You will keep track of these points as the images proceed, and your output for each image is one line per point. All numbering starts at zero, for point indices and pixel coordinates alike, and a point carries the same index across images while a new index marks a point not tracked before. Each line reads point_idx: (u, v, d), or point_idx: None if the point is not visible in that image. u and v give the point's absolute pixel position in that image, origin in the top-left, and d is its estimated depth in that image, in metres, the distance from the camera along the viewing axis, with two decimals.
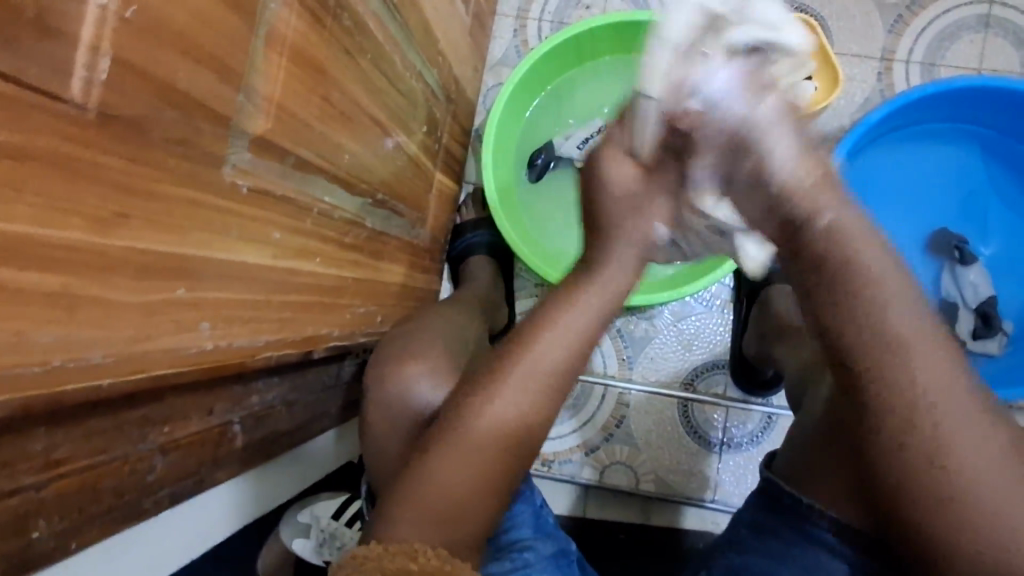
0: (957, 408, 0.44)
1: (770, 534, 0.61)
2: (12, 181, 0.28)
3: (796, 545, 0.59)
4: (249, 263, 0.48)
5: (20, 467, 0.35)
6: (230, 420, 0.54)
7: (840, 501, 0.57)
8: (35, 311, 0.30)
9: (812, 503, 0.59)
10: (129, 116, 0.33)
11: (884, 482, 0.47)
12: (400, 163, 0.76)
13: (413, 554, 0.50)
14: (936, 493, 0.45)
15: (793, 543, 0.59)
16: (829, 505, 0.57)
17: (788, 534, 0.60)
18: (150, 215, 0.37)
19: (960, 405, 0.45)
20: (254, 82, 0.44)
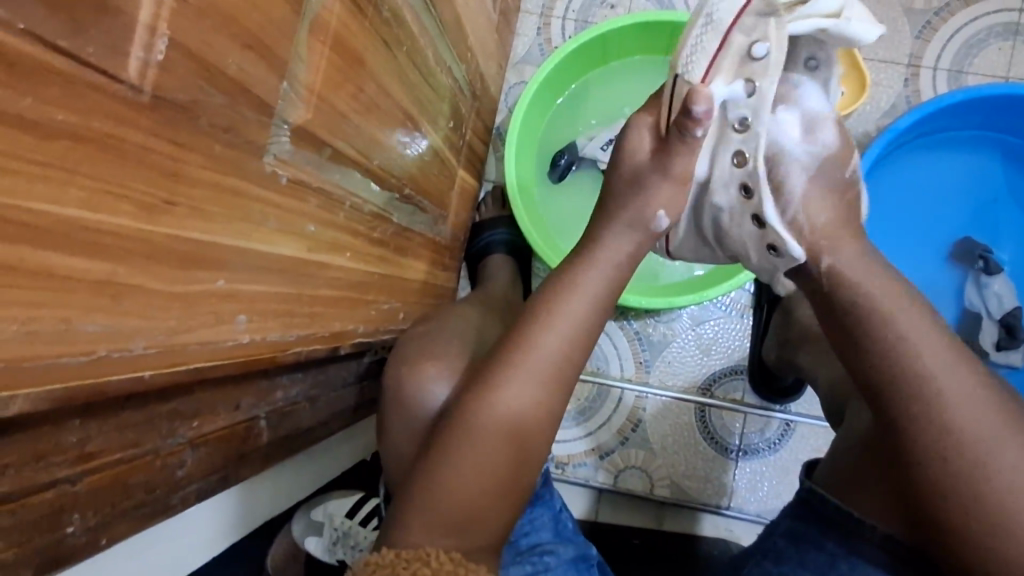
0: (972, 418, 0.48)
1: (810, 546, 0.60)
2: (65, 163, 0.26)
3: (836, 556, 0.58)
4: (285, 255, 0.47)
5: (54, 460, 0.34)
6: (257, 415, 0.53)
7: (875, 510, 0.56)
8: (82, 299, 0.29)
9: (857, 516, 0.57)
10: (179, 99, 0.32)
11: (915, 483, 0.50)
12: (427, 159, 0.75)
13: (427, 559, 0.49)
14: (962, 492, 0.48)
15: (835, 555, 0.58)
16: (867, 514, 0.56)
17: (830, 546, 0.59)
18: (195, 203, 0.35)
19: (976, 415, 0.48)
20: (297, 70, 0.43)
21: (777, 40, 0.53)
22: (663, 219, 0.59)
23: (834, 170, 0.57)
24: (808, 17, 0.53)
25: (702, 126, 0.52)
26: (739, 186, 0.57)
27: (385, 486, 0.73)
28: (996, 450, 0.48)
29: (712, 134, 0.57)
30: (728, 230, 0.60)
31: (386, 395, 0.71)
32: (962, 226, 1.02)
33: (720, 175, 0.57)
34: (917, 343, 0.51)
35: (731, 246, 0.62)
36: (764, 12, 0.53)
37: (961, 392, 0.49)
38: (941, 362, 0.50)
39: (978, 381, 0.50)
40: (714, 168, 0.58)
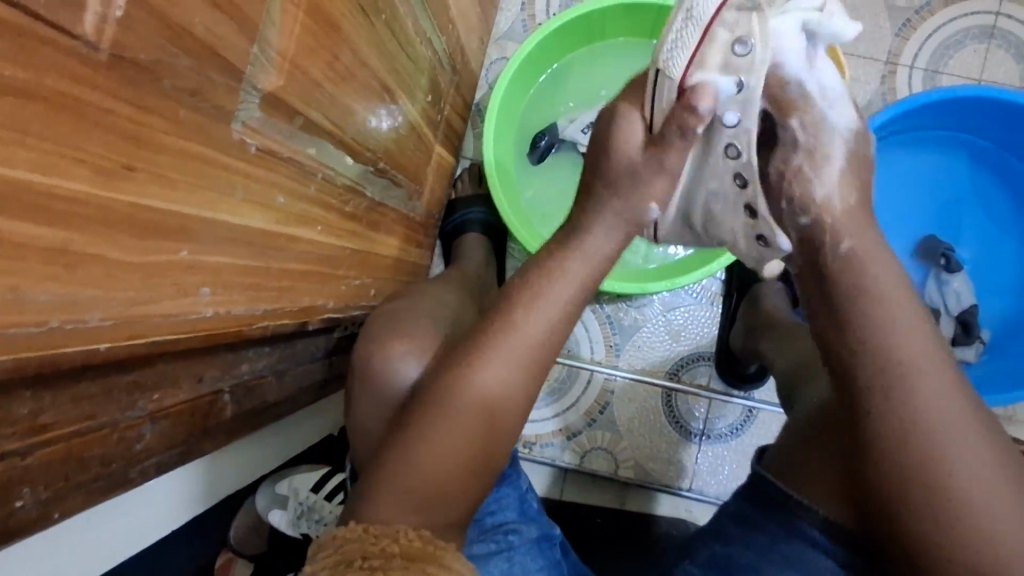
0: (947, 417, 0.49)
1: (751, 527, 0.62)
2: (14, 122, 0.25)
3: (777, 539, 0.60)
4: (252, 228, 0.46)
5: (4, 431, 0.33)
6: (221, 389, 0.52)
7: (824, 496, 0.57)
8: (34, 267, 0.28)
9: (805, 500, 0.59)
10: (140, 59, 0.30)
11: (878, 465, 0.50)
12: (404, 133, 0.74)
13: (397, 535, 0.49)
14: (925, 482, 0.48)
15: (776, 537, 0.60)
16: (820, 503, 0.58)
17: (773, 528, 0.60)
18: (156, 170, 0.34)
19: (943, 412, 0.49)
20: (269, 34, 0.41)
21: (762, 37, 0.49)
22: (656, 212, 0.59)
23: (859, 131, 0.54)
24: (788, 19, 0.50)
25: (703, 122, 0.52)
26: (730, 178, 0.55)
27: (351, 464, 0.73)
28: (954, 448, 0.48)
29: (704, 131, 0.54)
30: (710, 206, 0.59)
31: (354, 371, 0.70)
32: (926, 224, 1.04)
33: (719, 158, 0.55)
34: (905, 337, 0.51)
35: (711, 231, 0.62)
36: (746, 9, 0.50)
37: (937, 390, 0.50)
38: (925, 351, 0.51)
39: (951, 375, 0.51)
40: (709, 159, 0.55)
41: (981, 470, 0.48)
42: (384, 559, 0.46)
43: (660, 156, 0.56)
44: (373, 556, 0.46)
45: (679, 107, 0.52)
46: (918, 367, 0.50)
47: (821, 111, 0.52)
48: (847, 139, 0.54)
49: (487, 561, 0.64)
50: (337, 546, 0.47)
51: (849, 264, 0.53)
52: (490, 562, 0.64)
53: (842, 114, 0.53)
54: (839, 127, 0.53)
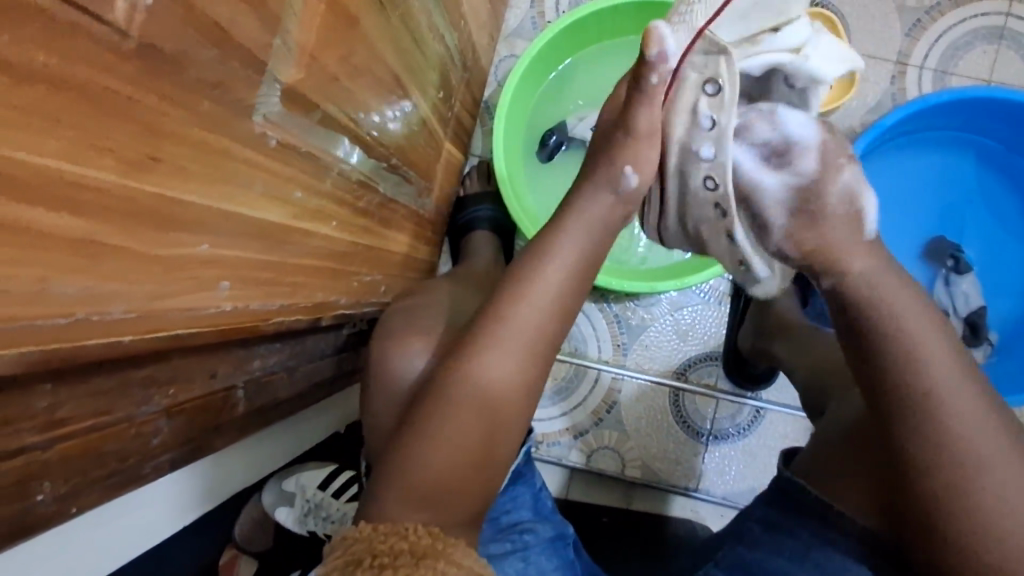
0: (975, 415, 0.50)
1: (787, 534, 0.61)
2: (43, 111, 0.24)
3: (813, 545, 0.60)
4: (269, 222, 0.46)
5: (23, 425, 0.32)
6: (234, 385, 0.52)
7: (849, 501, 0.57)
8: (60, 258, 0.27)
9: (834, 504, 0.58)
10: (166, 49, 0.30)
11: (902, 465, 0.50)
12: (415, 129, 0.73)
13: (405, 533, 0.48)
14: (954, 480, 0.49)
15: (811, 544, 0.60)
16: (846, 506, 0.58)
17: (808, 536, 0.60)
18: (179, 162, 0.34)
19: (970, 410, 0.50)
20: (290, 26, 0.40)
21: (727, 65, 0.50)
22: (631, 176, 0.56)
23: (820, 193, 0.53)
24: (766, 52, 0.52)
25: (657, 72, 0.50)
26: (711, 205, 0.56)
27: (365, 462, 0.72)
28: (984, 447, 0.49)
29: (680, 123, 0.53)
30: (690, 201, 0.57)
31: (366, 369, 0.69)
32: (935, 225, 1.04)
33: (688, 163, 0.55)
34: (931, 337, 0.52)
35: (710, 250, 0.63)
36: (712, 50, 0.50)
37: (964, 390, 0.50)
38: (950, 359, 0.51)
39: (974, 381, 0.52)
40: (684, 176, 0.56)
41: (1010, 474, 0.49)
42: (393, 556, 0.45)
43: (630, 119, 0.53)
44: (383, 554, 0.45)
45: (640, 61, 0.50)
46: (943, 367, 0.51)
47: (753, 166, 0.54)
48: (786, 200, 0.54)
49: (504, 561, 0.64)
50: (345, 547, 0.46)
51: (870, 277, 0.54)
52: (506, 562, 0.64)
53: (790, 172, 0.53)
54: (797, 180, 0.53)
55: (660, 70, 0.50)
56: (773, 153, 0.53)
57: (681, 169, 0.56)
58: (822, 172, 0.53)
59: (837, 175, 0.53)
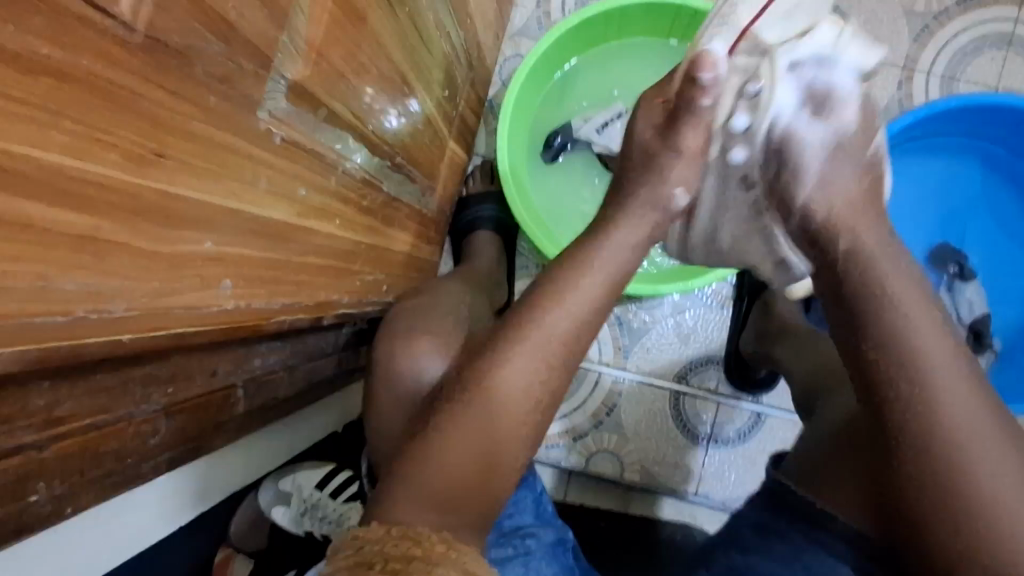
0: (969, 418, 0.49)
1: (776, 537, 0.61)
2: (47, 102, 0.24)
3: (803, 548, 0.59)
4: (274, 220, 0.45)
5: (20, 423, 0.32)
6: (234, 383, 0.51)
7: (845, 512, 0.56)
8: (62, 255, 0.27)
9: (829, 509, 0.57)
10: (174, 43, 0.29)
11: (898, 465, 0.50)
12: (420, 127, 0.73)
13: (418, 538, 0.47)
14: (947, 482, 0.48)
15: (802, 547, 0.59)
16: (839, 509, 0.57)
17: (800, 539, 0.59)
18: (185, 158, 0.33)
19: (965, 412, 0.49)
20: (298, 21, 0.40)
21: (768, 76, 0.54)
22: (681, 197, 0.60)
23: (856, 149, 0.55)
24: (804, 45, 0.53)
25: (708, 94, 0.54)
26: (747, 205, 0.61)
27: (369, 462, 0.72)
28: (977, 450, 0.48)
29: (717, 128, 0.57)
30: (725, 204, 0.62)
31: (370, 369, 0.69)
32: (939, 232, 1.04)
33: (725, 168, 0.59)
34: (931, 337, 0.51)
35: (742, 245, 0.66)
36: (754, 52, 0.55)
37: (962, 394, 0.49)
38: (953, 367, 0.50)
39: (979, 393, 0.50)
40: (721, 177, 0.60)
41: (1004, 479, 0.47)
42: (406, 561, 0.44)
43: (678, 135, 0.58)
44: (394, 560, 0.44)
45: (686, 80, 0.54)
46: (941, 368, 0.50)
47: (797, 113, 0.54)
48: (824, 154, 0.54)
49: (504, 565, 0.63)
50: (358, 547, 0.46)
51: (871, 283, 0.53)
52: (507, 566, 0.63)
53: (834, 121, 0.54)
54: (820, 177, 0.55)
55: (710, 88, 0.53)
56: (810, 124, 0.54)
57: (720, 170, 0.60)
58: (858, 130, 0.55)
59: (868, 142, 0.56)
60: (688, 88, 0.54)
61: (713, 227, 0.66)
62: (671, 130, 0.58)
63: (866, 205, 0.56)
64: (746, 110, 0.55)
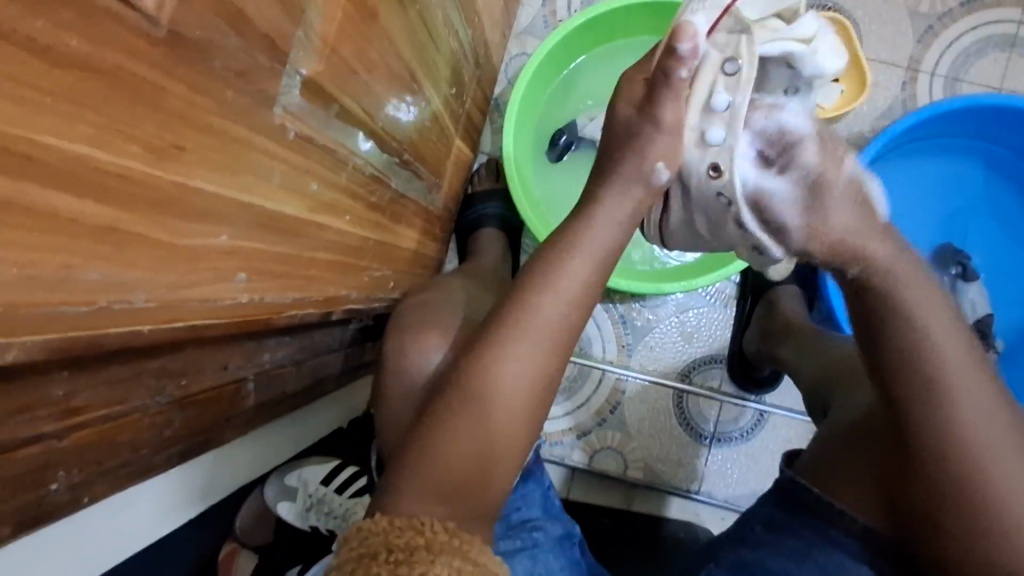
0: (987, 418, 0.50)
1: (789, 534, 0.61)
2: (74, 95, 0.24)
3: (813, 545, 0.59)
4: (286, 214, 0.45)
5: (40, 413, 0.32)
6: (244, 377, 0.52)
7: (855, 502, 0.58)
8: (85, 245, 0.27)
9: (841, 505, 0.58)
10: (194, 37, 0.30)
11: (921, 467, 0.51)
12: (427, 124, 0.73)
13: (420, 528, 0.48)
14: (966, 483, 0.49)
15: (812, 544, 0.59)
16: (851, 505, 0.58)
17: (810, 536, 0.59)
18: (203, 151, 0.33)
19: (984, 414, 0.50)
20: (312, 17, 0.40)
21: (748, 57, 0.53)
22: (663, 172, 0.56)
23: (829, 172, 0.55)
24: (780, 38, 0.54)
25: (686, 65, 0.51)
26: (720, 202, 0.57)
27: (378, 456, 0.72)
28: (994, 450, 0.49)
29: (694, 106, 0.54)
30: (697, 199, 0.59)
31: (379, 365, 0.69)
32: (942, 233, 1.04)
33: (697, 156, 0.56)
34: (950, 339, 0.52)
35: (721, 237, 0.63)
36: (736, 30, 0.53)
37: (980, 396, 0.51)
38: (969, 363, 0.51)
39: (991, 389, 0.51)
40: (689, 170, 0.57)
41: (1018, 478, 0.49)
42: (409, 552, 0.45)
43: (657, 109, 0.54)
44: (399, 550, 0.45)
45: (665, 52, 0.52)
46: (962, 370, 0.51)
47: (758, 174, 0.54)
48: (797, 199, 0.54)
49: (513, 558, 0.63)
50: (361, 539, 0.47)
51: (889, 283, 0.54)
52: (515, 558, 0.63)
53: (796, 169, 0.54)
54: (782, 193, 0.54)
55: (688, 61, 0.51)
56: (773, 148, 0.55)
57: (695, 159, 0.56)
58: (827, 163, 0.54)
59: (840, 166, 0.55)
60: (665, 57, 0.52)
61: (688, 216, 0.62)
62: (650, 104, 0.54)
63: (836, 209, 0.55)
64: (725, 90, 0.53)
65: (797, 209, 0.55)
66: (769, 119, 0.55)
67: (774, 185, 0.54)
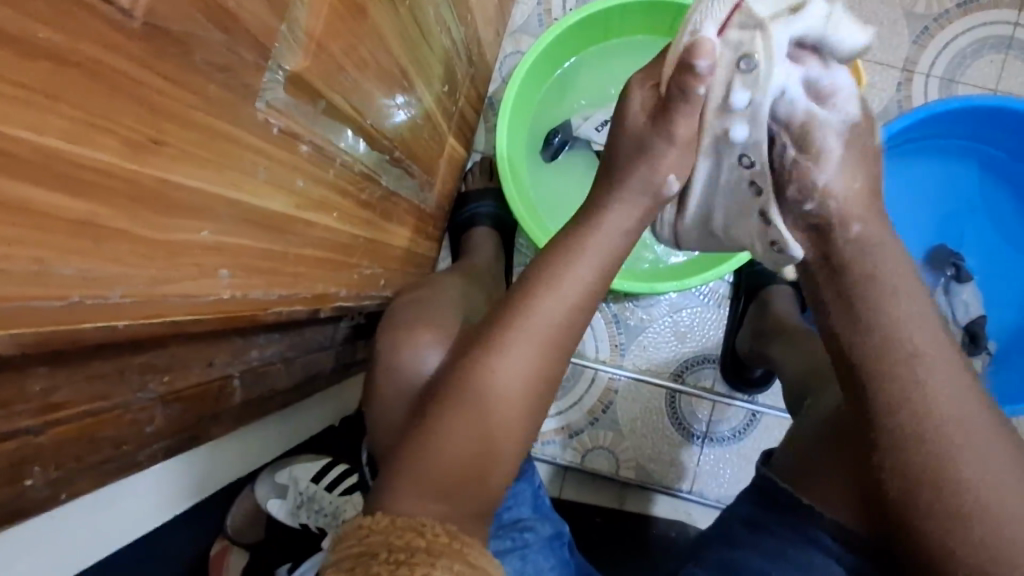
0: (963, 417, 0.49)
1: (764, 532, 0.61)
2: (48, 88, 0.24)
3: (789, 544, 0.58)
4: (273, 210, 0.45)
5: (17, 408, 0.32)
6: (231, 374, 0.51)
7: (832, 503, 0.57)
8: (61, 239, 0.27)
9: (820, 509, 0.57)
10: (173, 30, 0.30)
11: (894, 468, 0.50)
12: (419, 121, 0.73)
13: (421, 530, 0.48)
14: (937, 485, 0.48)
15: (787, 544, 0.59)
16: (829, 508, 0.57)
17: (783, 534, 0.59)
18: (184, 146, 0.33)
19: (958, 412, 0.49)
20: (298, 12, 0.40)
21: (770, 53, 0.48)
22: (674, 184, 0.58)
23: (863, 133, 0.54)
24: (808, 21, 0.48)
25: (704, 82, 0.49)
26: (746, 185, 0.58)
27: (370, 454, 0.72)
28: (969, 448, 0.48)
29: (712, 109, 0.52)
30: (722, 184, 0.59)
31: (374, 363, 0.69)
32: (936, 235, 1.04)
33: (720, 147, 0.55)
34: (921, 335, 0.51)
35: (735, 233, 0.64)
36: (750, 25, 0.48)
37: (953, 392, 0.50)
38: (945, 361, 0.51)
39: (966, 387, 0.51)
40: (716, 160, 0.57)
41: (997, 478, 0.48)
42: (410, 552, 0.45)
43: (670, 125, 0.54)
44: (399, 551, 0.45)
45: (679, 67, 0.50)
46: (935, 368, 0.50)
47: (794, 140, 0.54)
48: (830, 160, 0.54)
49: (504, 558, 0.63)
50: (358, 539, 0.47)
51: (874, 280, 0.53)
52: (506, 557, 0.63)
53: (834, 127, 0.53)
54: (823, 153, 0.54)
55: (706, 76, 0.49)
56: (810, 121, 0.53)
57: (717, 151, 0.56)
58: (859, 125, 0.54)
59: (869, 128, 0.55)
60: (682, 73, 0.49)
61: (705, 209, 0.64)
62: (663, 117, 0.54)
63: (861, 160, 0.55)
64: (747, 85, 0.49)
65: (833, 167, 0.54)
66: (810, 97, 0.52)
67: (810, 152, 0.54)
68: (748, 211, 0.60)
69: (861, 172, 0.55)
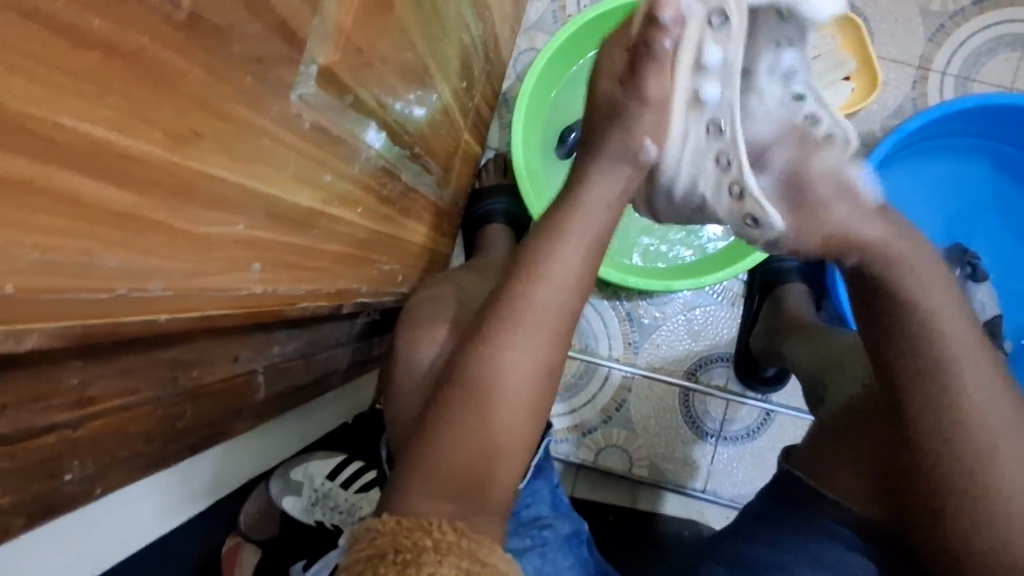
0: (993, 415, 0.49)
1: (782, 527, 0.60)
2: (97, 77, 0.24)
3: (809, 537, 0.58)
4: (301, 205, 0.45)
5: (54, 402, 0.32)
6: (255, 369, 0.51)
7: (852, 489, 0.57)
8: (106, 230, 0.27)
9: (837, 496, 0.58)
10: (214, 21, 0.29)
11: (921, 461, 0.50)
12: (438, 117, 0.73)
13: (429, 529, 0.48)
14: (965, 478, 0.49)
15: (808, 536, 0.58)
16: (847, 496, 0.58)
17: (800, 528, 0.59)
18: (221, 138, 0.33)
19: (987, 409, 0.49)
20: (328, 5, 0.40)
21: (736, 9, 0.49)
22: (651, 149, 0.55)
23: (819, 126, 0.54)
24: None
25: (670, 36, 0.49)
26: (712, 158, 0.54)
27: (388, 451, 0.72)
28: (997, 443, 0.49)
29: (682, 70, 0.50)
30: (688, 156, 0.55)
31: (394, 359, 0.69)
32: (950, 233, 1.03)
33: (692, 118, 0.53)
34: (954, 329, 0.51)
35: (713, 206, 0.59)
36: None
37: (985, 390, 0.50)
38: (970, 348, 0.51)
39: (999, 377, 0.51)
40: (683, 127, 0.54)
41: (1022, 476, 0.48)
42: (417, 552, 0.45)
43: None
44: (406, 550, 0.45)
45: (645, 23, 0.50)
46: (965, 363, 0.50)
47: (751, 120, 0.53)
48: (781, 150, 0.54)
49: (523, 556, 0.63)
50: (368, 541, 0.47)
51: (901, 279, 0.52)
52: (525, 557, 0.63)
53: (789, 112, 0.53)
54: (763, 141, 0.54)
55: (671, 29, 0.49)
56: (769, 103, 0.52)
57: (683, 124, 0.53)
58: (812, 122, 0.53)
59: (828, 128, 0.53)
60: (646, 28, 0.50)
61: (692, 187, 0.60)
62: (635, 79, 0.52)
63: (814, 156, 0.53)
64: (713, 44, 0.50)
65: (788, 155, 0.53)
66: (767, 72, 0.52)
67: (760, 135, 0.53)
68: (723, 186, 0.55)
69: (821, 171, 0.53)
